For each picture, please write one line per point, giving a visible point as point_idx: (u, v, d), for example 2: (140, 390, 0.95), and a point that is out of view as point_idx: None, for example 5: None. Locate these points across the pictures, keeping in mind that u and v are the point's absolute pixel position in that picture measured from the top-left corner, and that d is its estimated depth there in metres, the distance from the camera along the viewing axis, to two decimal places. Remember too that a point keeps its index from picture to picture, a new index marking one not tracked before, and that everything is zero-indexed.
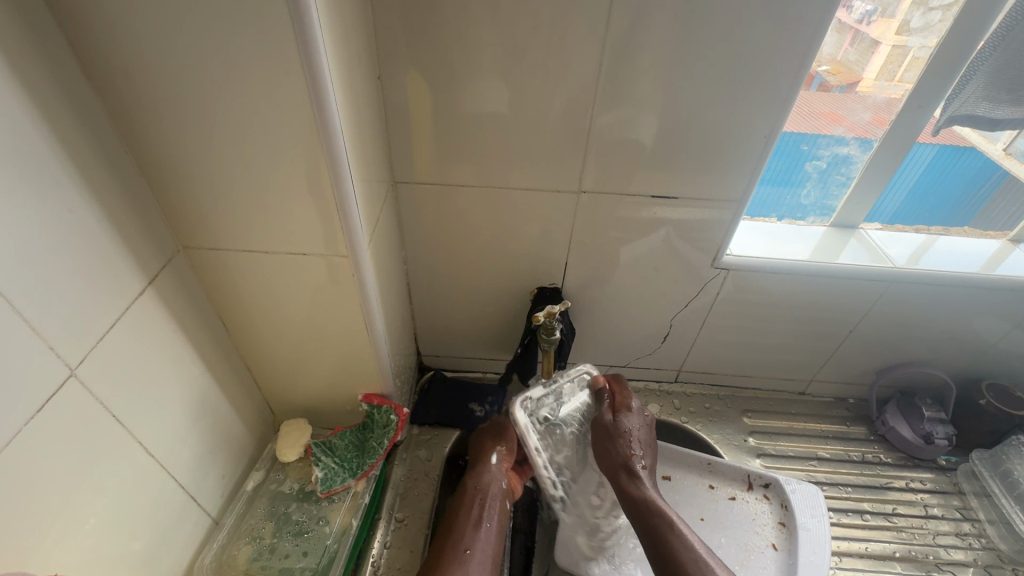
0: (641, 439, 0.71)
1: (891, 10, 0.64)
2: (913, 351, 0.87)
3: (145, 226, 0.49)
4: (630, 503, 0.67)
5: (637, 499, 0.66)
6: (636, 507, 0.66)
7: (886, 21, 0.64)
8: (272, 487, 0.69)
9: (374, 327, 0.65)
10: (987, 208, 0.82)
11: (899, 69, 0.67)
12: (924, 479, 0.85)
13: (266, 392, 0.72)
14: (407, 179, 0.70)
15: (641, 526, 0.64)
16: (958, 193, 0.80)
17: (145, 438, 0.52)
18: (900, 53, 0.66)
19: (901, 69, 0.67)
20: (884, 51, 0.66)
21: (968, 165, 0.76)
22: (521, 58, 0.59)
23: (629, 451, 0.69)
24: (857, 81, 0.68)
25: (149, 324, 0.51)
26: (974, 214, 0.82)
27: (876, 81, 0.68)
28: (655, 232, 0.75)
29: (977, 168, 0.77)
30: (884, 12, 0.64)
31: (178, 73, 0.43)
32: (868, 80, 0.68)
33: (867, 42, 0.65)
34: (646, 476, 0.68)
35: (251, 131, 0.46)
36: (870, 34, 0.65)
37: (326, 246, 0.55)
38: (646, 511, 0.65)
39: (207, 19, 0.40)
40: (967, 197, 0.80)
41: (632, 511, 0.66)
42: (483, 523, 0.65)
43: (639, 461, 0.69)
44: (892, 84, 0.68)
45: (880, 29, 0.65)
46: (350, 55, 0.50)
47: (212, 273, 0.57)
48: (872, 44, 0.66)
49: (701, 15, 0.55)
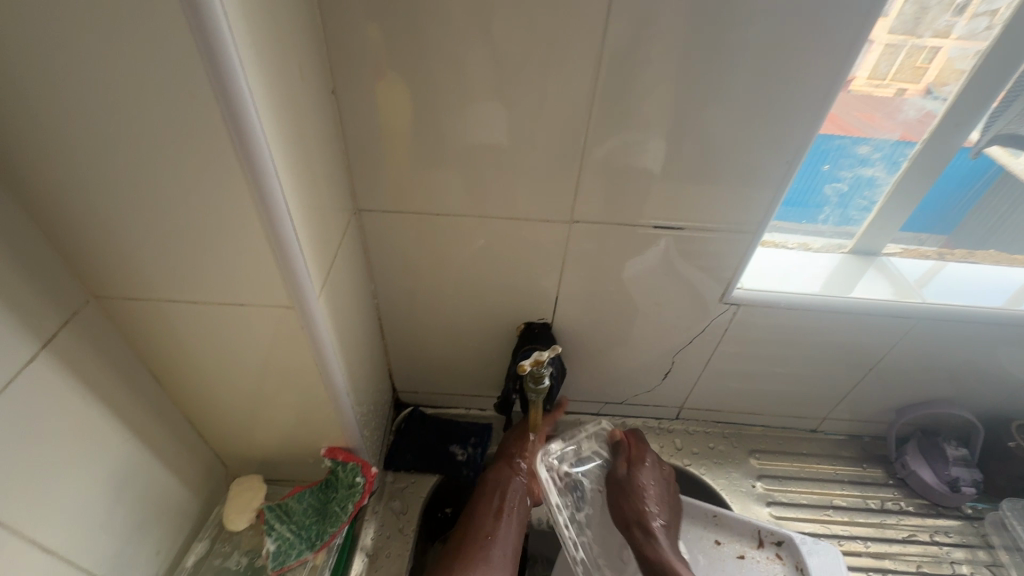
0: (656, 495, 0.67)
1: (887, 8, 0.53)
2: (937, 390, 0.79)
3: (38, 276, 0.40)
4: (643, 562, 0.62)
5: (652, 558, 0.62)
6: (652, 569, 0.61)
7: (881, 19, 0.54)
8: (216, 562, 0.59)
9: (334, 378, 0.56)
10: (971, 217, 0.73)
11: (890, 69, 0.58)
12: (948, 530, 0.78)
13: (213, 447, 0.63)
14: (372, 206, 0.61)
15: None
16: (951, 197, 0.70)
17: (45, 532, 0.43)
18: (893, 50, 0.57)
19: (892, 70, 0.58)
20: (876, 50, 0.56)
21: (965, 163, 0.67)
22: (503, 68, 0.50)
23: (647, 508, 0.65)
24: (850, 81, 0.58)
25: (48, 395, 0.42)
26: (957, 223, 0.74)
27: (867, 82, 0.59)
28: (654, 246, 0.65)
29: (972, 167, 0.67)
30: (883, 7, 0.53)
31: (57, 92, 0.33)
32: (860, 80, 0.58)
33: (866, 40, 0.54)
34: (662, 533, 0.64)
35: (161, 162, 0.37)
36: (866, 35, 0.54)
37: (268, 294, 0.46)
38: (661, 571, 0.60)
39: (85, 26, 0.31)
40: (954, 201, 0.71)
41: (647, 572, 0.62)
42: (504, 514, 0.64)
43: (655, 518, 0.65)
44: (885, 84, 0.59)
45: (876, 25, 0.54)
46: (290, 67, 0.41)
47: (134, 324, 0.48)
48: (869, 42, 0.55)
49: (714, 19, 0.47)
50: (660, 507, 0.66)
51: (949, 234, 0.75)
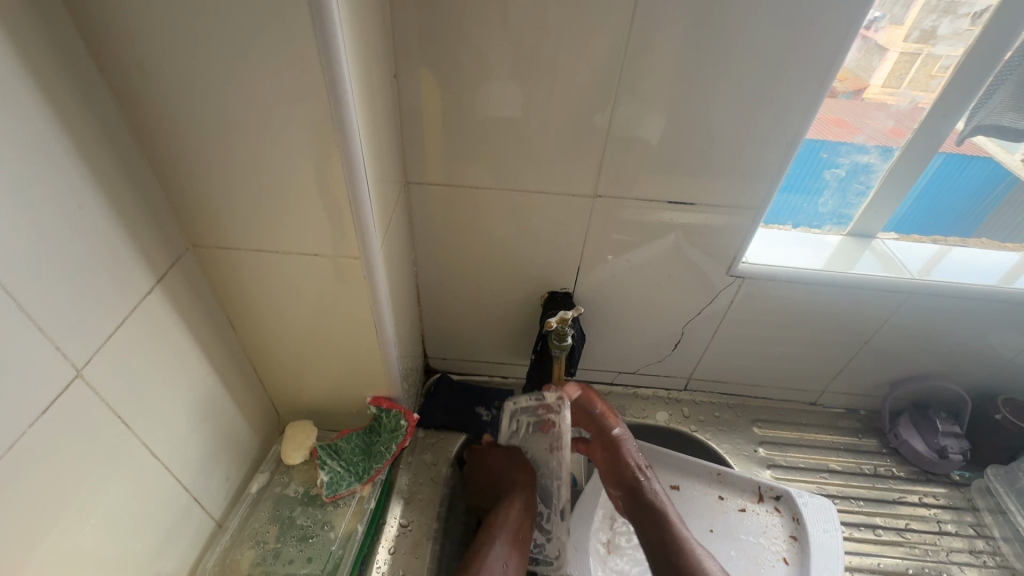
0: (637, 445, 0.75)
1: (900, 18, 0.62)
2: (926, 365, 0.86)
3: (155, 224, 0.50)
4: (644, 508, 0.68)
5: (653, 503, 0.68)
6: (657, 526, 0.66)
7: (894, 28, 0.63)
8: (277, 490, 0.69)
9: (384, 330, 0.64)
10: (992, 219, 0.80)
11: (907, 77, 0.66)
12: (937, 495, 0.85)
13: (272, 393, 0.72)
14: (420, 179, 0.69)
15: (657, 526, 0.67)
16: (962, 202, 0.79)
17: (150, 438, 0.52)
18: (907, 61, 0.65)
19: (908, 78, 0.66)
20: (893, 58, 0.65)
21: (976, 171, 0.75)
22: (540, 60, 0.58)
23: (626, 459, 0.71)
24: (864, 88, 0.67)
25: (158, 325, 0.51)
26: (979, 225, 0.81)
27: (882, 90, 0.67)
28: (665, 236, 0.73)
29: (985, 174, 0.76)
30: (893, 18, 0.62)
31: (192, 71, 0.42)
32: (875, 88, 0.67)
33: (876, 48, 0.64)
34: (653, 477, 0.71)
35: (264, 130, 0.46)
36: (879, 41, 0.63)
37: (338, 249, 0.55)
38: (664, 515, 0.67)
39: (223, 18, 0.39)
40: (970, 205, 0.79)
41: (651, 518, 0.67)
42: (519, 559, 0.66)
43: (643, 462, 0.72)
44: (898, 91, 0.67)
45: (889, 35, 0.63)
46: (368, 54, 0.49)
47: (221, 273, 0.57)
48: (881, 50, 0.64)
49: (724, 20, 0.54)
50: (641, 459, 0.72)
51: (971, 233, 0.82)
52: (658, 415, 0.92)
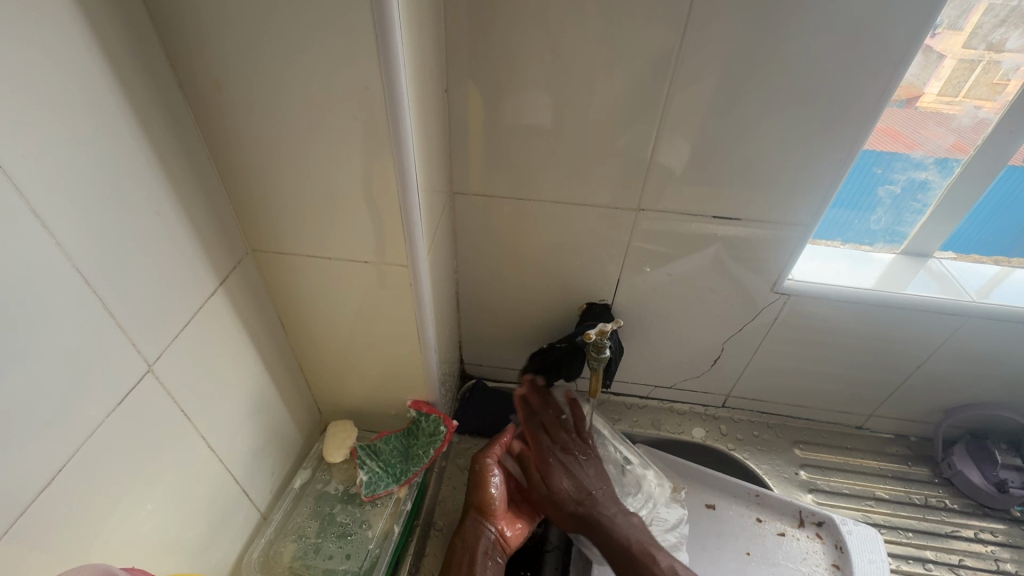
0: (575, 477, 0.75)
1: (960, 23, 0.60)
2: (985, 393, 0.81)
3: (220, 230, 0.53)
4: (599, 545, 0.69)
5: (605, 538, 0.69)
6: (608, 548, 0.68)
7: (954, 34, 0.60)
8: (318, 487, 0.72)
9: (427, 335, 0.65)
10: None
11: (965, 86, 0.63)
12: (994, 531, 0.81)
13: (315, 392, 0.75)
14: (465, 190, 0.71)
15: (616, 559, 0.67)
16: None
17: (207, 430, 0.55)
18: (966, 67, 0.62)
19: (967, 87, 0.63)
20: (949, 66, 0.62)
21: None
22: (586, 75, 0.59)
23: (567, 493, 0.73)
24: (918, 97, 0.65)
25: (218, 323, 0.54)
26: None
27: (938, 98, 0.64)
28: (707, 250, 0.72)
29: None
30: (952, 24, 0.60)
31: (261, 87, 0.45)
32: (930, 97, 0.64)
33: (932, 57, 0.62)
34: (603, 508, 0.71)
35: (324, 143, 0.48)
36: (935, 48, 0.61)
37: (386, 256, 0.57)
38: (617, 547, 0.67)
39: (293, 38, 0.42)
40: None
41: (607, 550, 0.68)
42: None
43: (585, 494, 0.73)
44: (957, 101, 0.64)
45: (946, 42, 0.61)
46: (424, 70, 0.51)
47: (277, 276, 0.60)
48: (937, 59, 0.62)
49: (776, 34, 0.54)
50: (592, 493, 0.73)
51: None
52: (694, 432, 0.90)
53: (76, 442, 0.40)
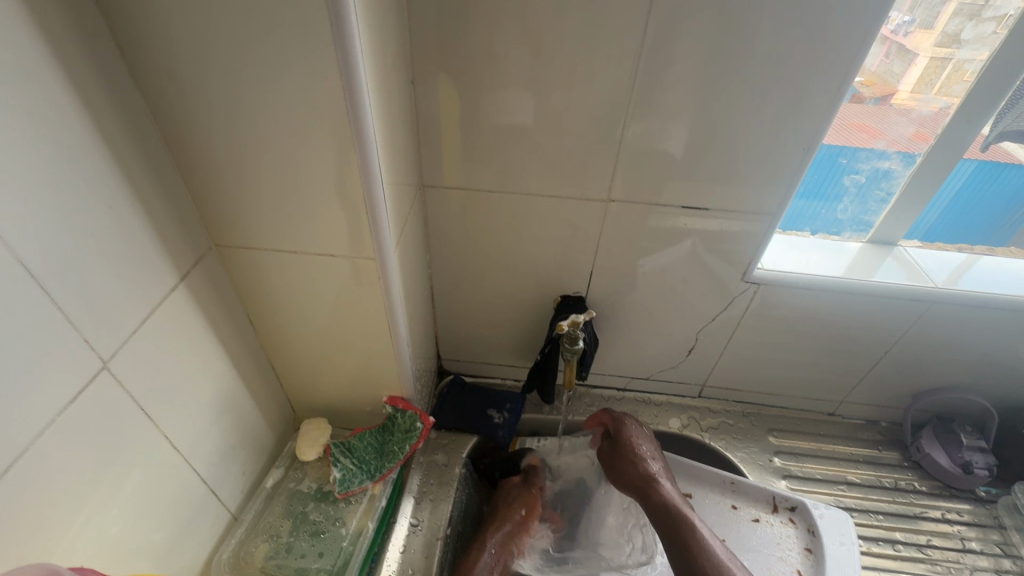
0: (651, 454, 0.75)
1: (930, 22, 0.62)
2: (951, 377, 0.84)
3: (179, 224, 0.52)
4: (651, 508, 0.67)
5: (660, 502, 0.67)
6: (660, 512, 0.66)
7: (924, 32, 0.63)
8: (291, 485, 0.71)
9: (398, 330, 0.65)
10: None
11: (938, 81, 0.65)
12: (961, 511, 0.83)
13: (288, 389, 0.74)
14: (436, 183, 0.70)
15: (665, 526, 0.65)
16: (996, 212, 0.76)
17: (171, 430, 0.53)
18: (938, 65, 0.64)
19: (941, 82, 0.65)
20: (922, 63, 0.64)
21: (1009, 181, 0.72)
22: (552, 65, 0.59)
23: (641, 462, 0.73)
24: (892, 93, 0.66)
25: (180, 320, 0.53)
26: (1009, 236, 0.78)
27: (910, 95, 0.66)
28: (680, 242, 0.73)
29: (1018, 186, 0.72)
30: (923, 22, 0.62)
31: (216, 76, 0.44)
32: (904, 94, 0.66)
33: (904, 52, 0.64)
34: (665, 483, 0.70)
35: (284, 134, 0.47)
36: (908, 46, 0.64)
37: (352, 249, 0.56)
38: (669, 513, 0.66)
39: (248, 27, 0.41)
40: (1001, 217, 0.76)
41: (656, 515, 0.66)
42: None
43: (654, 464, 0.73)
44: (929, 98, 0.66)
45: (918, 39, 0.64)
46: (385, 60, 0.51)
47: (241, 271, 0.59)
48: (910, 55, 0.64)
49: (738, 24, 0.54)
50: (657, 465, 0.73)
51: (1000, 244, 0.79)
52: (671, 422, 0.91)
53: (22, 442, 0.38)
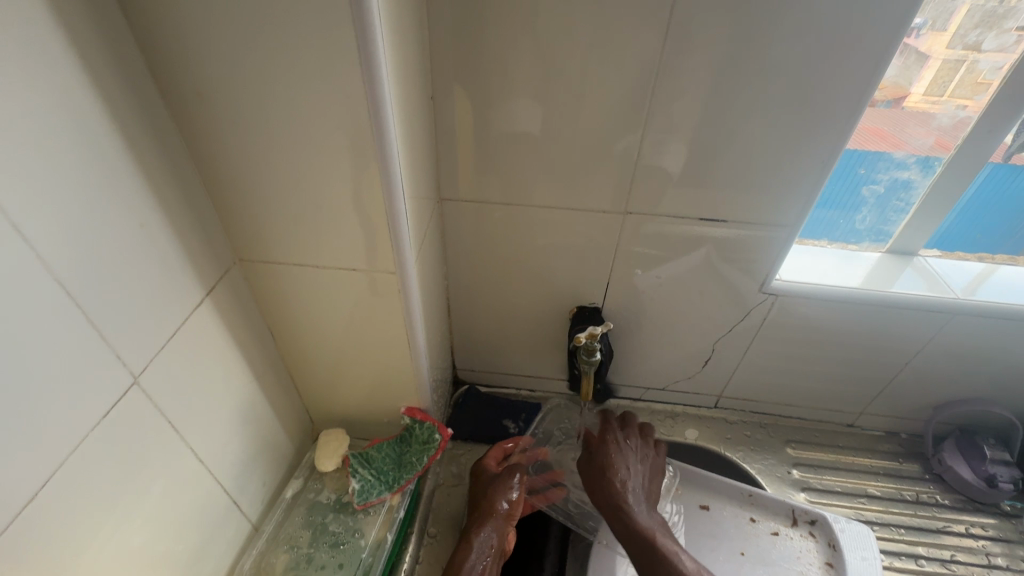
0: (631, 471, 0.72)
1: (943, 24, 0.61)
2: (973, 389, 0.82)
3: (205, 240, 0.53)
4: (620, 530, 0.67)
5: (630, 528, 0.66)
6: (631, 535, 0.66)
7: (937, 34, 0.61)
8: (310, 496, 0.72)
9: (417, 342, 0.65)
10: None
11: (950, 85, 0.64)
12: (985, 525, 0.81)
13: (306, 400, 0.75)
14: (453, 197, 0.71)
15: (633, 550, 0.65)
16: (1020, 223, 0.75)
17: (196, 442, 0.54)
18: (951, 66, 0.63)
19: (952, 86, 0.64)
20: (934, 65, 0.63)
21: None
22: (570, 79, 0.59)
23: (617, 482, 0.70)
24: (904, 97, 0.65)
25: (206, 333, 0.54)
26: None
27: (924, 98, 0.65)
28: (698, 254, 0.73)
29: None
30: (936, 24, 0.61)
31: (243, 96, 0.45)
32: (916, 97, 0.65)
33: (916, 56, 0.62)
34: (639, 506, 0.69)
35: (309, 152, 0.48)
36: (919, 49, 0.62)
37: (373, 263, 0.57)
38: (638, 539, 0.65)
39: (276, 49, 0.42)
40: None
41: (626, 536, 0.66)
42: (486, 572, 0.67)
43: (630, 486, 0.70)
44: (940, 100, 0.65)
45: (930, 43, 0.62)
46: (407, 77, 0.52)
47: (264, 285, 0.60)
48: (920, 58, 0.62)
49: (755, 37, 0.54)
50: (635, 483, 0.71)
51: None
52: (687, 432, 0.91)
53: (58, 457, 0.40)
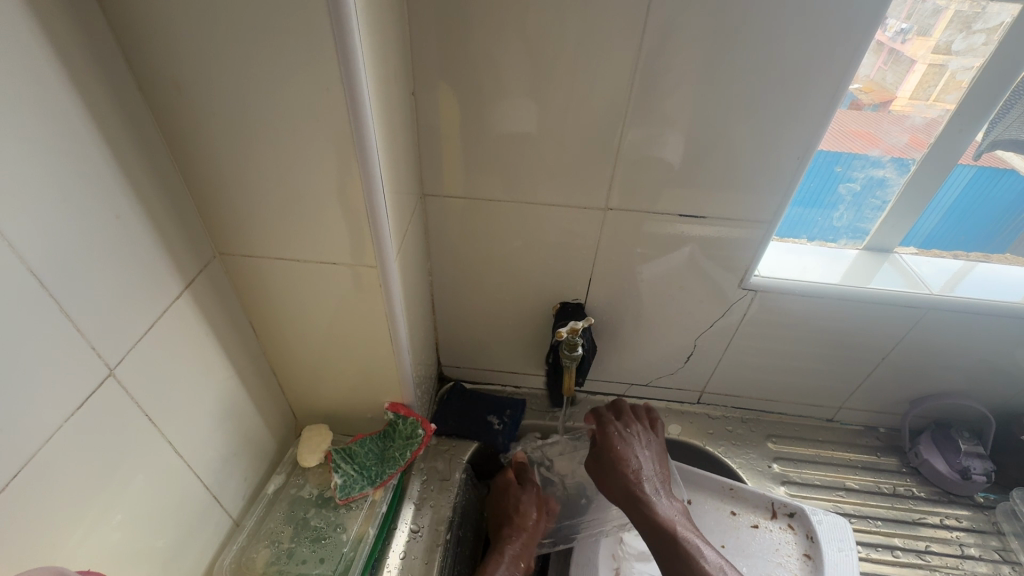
0: (642, 462, 0.73)
1: (927, 29, 0.62)
2: (948, 383, 0.84)
3: (184, 233, 0.53)
4: (642, 522, 0.67)
5: (650, 519, 0.67)
6: (651, 528, 0.66)
7: (921, 39, 0.62)
8: (292, 491, 0.72)
9: (399, 337, 0.66)
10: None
11: (935, 90, 0.65)
12: (959, 517, 0.83)
13: (289, 395, 0.75)
14: (436, 192, 0.71)
15: (655, 541, 0.66)
16: (993, 220, 0.77)
17: (175, 436, 0.54)
18: (935, 71, 0.64)
19: (937, 90, 0.65)
20: (920, 70, 0.64)
21: (1006, 188, 0.73)
22: (551, 75, 0.60)
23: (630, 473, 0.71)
24: (890, 100, 0.66)
25: (185, 327, 0.54)
26: (1008, 243, 0.79)
27: (910, 101, 0.66)
28: (679, 250, 0.74)
29: (1014, 193, 0.73)
30: (920, 29, 0.62)
31: (221, 89, 0.45)
32: (901, 101, 0.66)
33: (900, 61, 0.64)
34: (656, 496, 0.70)
35: (287, 145, 0.48)
36: (904, 54, 0.63)
37: (354, 257, 0.57)
38: (660, 530, 0.66)
39: (254, 43, 0.43)
40: (999, 224, 0.77)
41: (646, 528, 0.67)
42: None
43: (644, 478, 0.71)
44: (928, 104, 0.66)
45: (915, 48, 0.63)
46: (387, 72, 0.52)
47: (245, 279, 0.60)
48: (907, 62, 0.64)
49: (732, 36, 0.55)
50: (648, 472, 0.72)
51: (1000, 250, 0.80)
52: (671, 428, 0.92)
53: (31, 449, 0.39)
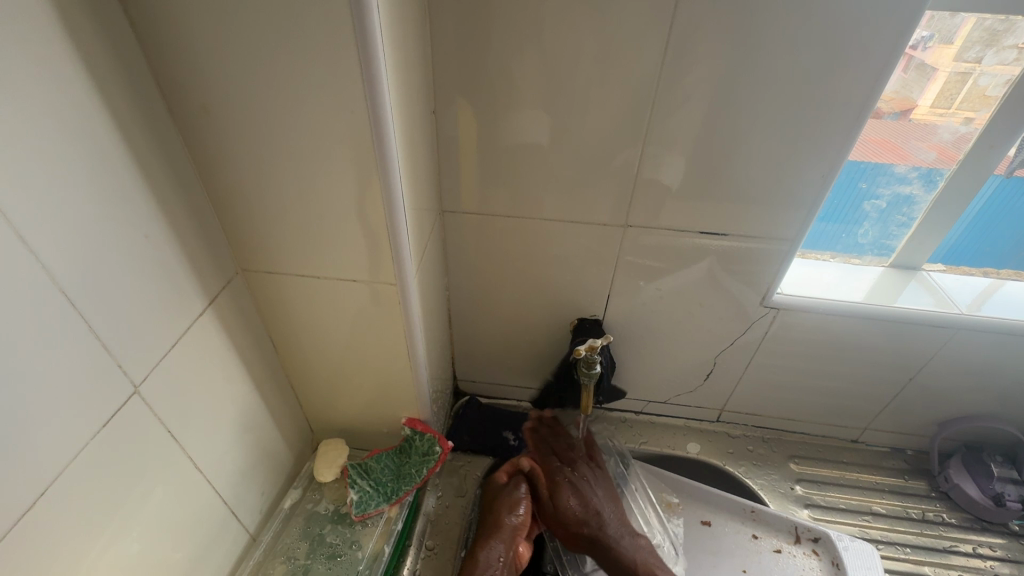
0: (598, 498, 0.74)
1: (950, 36, 0.60)
2: (979, 405, 0.82)
3: (208, 250, 0.53)
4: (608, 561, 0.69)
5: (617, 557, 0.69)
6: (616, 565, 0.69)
7: (943, 47, 0.61)
8: (308, 506, 0.72)
9: (417, 353, 0.66)
10: None
11: (957, 98, 0.64)
12: (993, 545, 0.80)
13: (306, 409, 0.75)
14: (455, 209, 0.72)
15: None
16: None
17: (195, 450, 0.55)
18: (958, 80, 0.63)
19: (959, 100, 0.64)
20: (941, 78, 0.63)
21: None
22: (570, 94, 0.60)
23: (590, 514, 0.72)
24: (911, 109, 0.65)
25: (207, 343, 0.54)
26: None
27: (931, 110, 0.65)
28: (699, 266, 0.73)
29: None
30: (942, 37, 0.60)
31: (248, 111, 0.46)
32: (922, 109, 0.65)
33: (923, 68, 0.62)
34: (614, 528, 0.72)
35: (310, 165, 0.49)
36: (926, 61, 0.62)
37: (374, 274, 0.57)
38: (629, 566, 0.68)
39: (281, 66, 0.43)
40: None
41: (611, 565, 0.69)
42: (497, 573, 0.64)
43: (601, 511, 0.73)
44: (949, 112, 0.65)
45: (936, 55, 0.62)
46: (409, 92, 0.53)
47: (266, 296, 0.61)
48: (928, 70, 0.62)
49: (754, 54, 0.55)
50: (604, 507, 0.74)
51: None
52: (689, 446, 0.90)
53: (57, 465, 0.40)
